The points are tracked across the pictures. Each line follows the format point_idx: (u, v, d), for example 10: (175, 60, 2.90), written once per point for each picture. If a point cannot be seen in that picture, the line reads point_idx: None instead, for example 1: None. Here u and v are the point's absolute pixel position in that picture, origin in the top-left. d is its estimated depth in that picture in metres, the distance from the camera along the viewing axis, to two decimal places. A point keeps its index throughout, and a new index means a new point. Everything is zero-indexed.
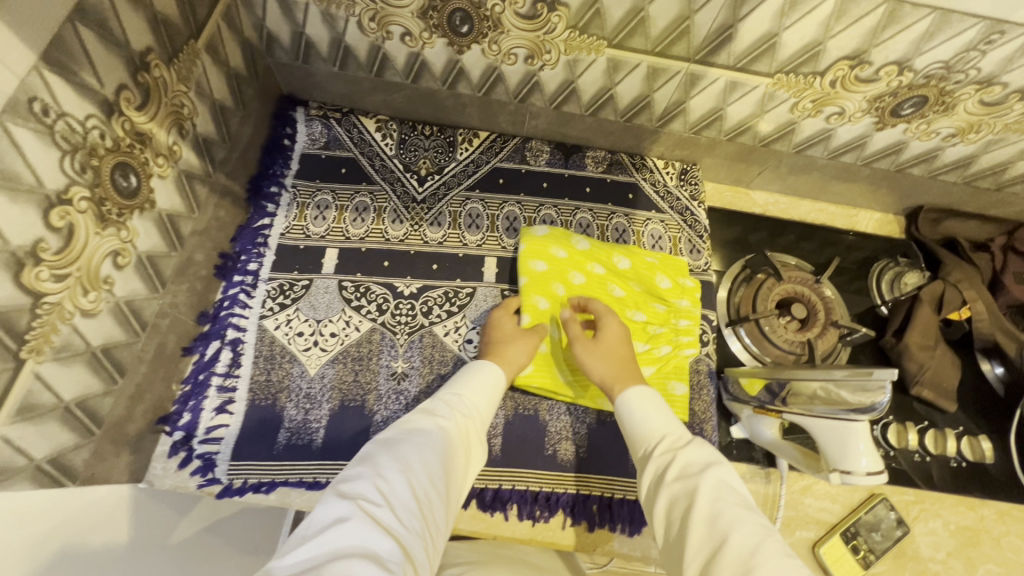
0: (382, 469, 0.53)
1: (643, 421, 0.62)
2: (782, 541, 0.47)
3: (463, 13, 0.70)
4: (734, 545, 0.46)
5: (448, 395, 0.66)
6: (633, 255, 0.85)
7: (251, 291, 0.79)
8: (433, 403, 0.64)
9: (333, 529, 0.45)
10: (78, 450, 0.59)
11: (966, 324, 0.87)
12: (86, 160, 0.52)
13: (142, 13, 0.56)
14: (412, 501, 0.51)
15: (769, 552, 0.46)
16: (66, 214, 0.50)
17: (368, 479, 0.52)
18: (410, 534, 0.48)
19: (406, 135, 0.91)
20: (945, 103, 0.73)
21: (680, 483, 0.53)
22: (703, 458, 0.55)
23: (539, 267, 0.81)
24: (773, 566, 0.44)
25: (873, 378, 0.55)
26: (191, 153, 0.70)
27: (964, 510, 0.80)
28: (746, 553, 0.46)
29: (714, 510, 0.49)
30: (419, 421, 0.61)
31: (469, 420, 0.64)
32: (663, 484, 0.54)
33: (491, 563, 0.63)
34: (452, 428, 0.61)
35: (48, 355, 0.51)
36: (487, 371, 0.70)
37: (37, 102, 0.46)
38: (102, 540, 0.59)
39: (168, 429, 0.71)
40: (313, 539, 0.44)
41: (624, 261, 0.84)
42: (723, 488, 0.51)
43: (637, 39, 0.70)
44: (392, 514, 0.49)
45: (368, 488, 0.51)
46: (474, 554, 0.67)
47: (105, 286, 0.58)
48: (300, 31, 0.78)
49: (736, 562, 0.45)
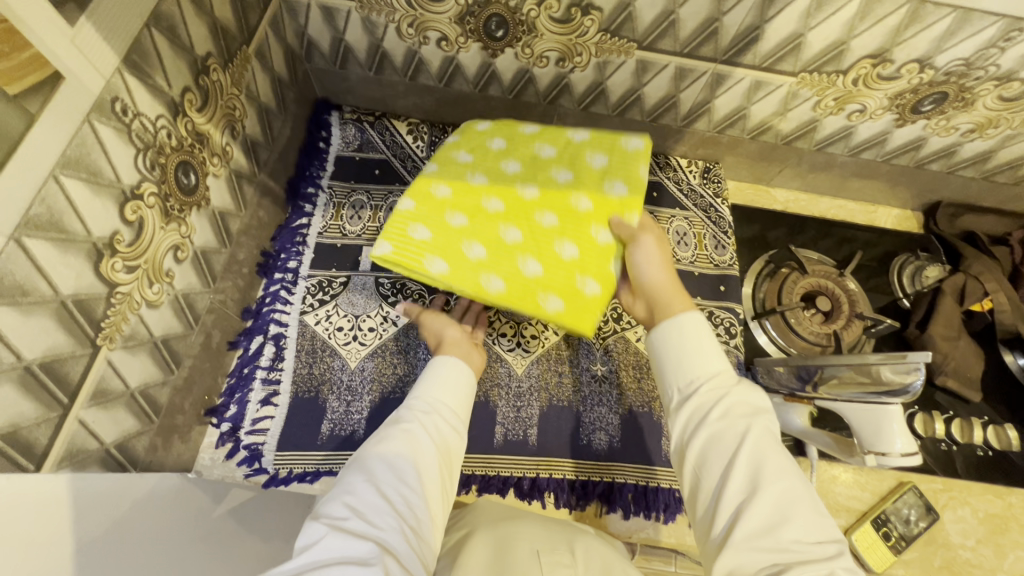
0: (357, 482, 0.52)
1: (697, 353, 0.59)
2: (815, 495, 0.50)
3: (500, 18, 0.73)
4: (778, 495, 0.48)
5: (412, 399, 0.64)
6: (547, 139, 0.73)
7: (291, 288, 0.82)
8: (398, 411, 0.63)
9: (307, 548, 0.44)
10: (139, 436, 0.62)
11: (988, 316, 0.89)
12: (155, 158, 0.55)
13: (205, 20, 0.59)
14: (385, 503, 0.50)
15: (807, 506, 0.48)
16: (137, 209, 0.53)
17: (339, 494, 0.51)
18: (388, 534, 0.47)
19: (437, 138, 0.94)
20: (965, 99, 0.75)
21: (725, 422, 0.53)
22: (751, 405, 0.55)
23: (627, 190, 0.67)
24: (810, 520, 0.47)
25: (907, 360, 0.56)
26: (240, 153, 0.73)
27: (992, 498, 0.81)
28: (787, 503, 0.48)
29: (760, 459, 0.50)
30: (384, 431, 0.59)
31: (442, 415, 0.63)
32: (705, 421, 0.54)
33: (513, 517, 0.66)
34: (419, 427, 0.60)
35: (118, 342, 0.54)
36: (450, 364, 0.68)
37: (119, 102, 0.49)
38: (165, 517, 0.59)
39: (215, 421, 0.74)
40: (296, 556, 0.44)
41: (547, 150, 0.72)
42: (769, 436, 0.52)
43: (666, 41, 0.73)
44: (375, 521, 0.48)
45: (336, 503, 0.50)
46: (503, 509, 0.70)
47: (166, 279, 0.60)
48: (340, 37, 0.81)
49: (774, 509, 0.48)
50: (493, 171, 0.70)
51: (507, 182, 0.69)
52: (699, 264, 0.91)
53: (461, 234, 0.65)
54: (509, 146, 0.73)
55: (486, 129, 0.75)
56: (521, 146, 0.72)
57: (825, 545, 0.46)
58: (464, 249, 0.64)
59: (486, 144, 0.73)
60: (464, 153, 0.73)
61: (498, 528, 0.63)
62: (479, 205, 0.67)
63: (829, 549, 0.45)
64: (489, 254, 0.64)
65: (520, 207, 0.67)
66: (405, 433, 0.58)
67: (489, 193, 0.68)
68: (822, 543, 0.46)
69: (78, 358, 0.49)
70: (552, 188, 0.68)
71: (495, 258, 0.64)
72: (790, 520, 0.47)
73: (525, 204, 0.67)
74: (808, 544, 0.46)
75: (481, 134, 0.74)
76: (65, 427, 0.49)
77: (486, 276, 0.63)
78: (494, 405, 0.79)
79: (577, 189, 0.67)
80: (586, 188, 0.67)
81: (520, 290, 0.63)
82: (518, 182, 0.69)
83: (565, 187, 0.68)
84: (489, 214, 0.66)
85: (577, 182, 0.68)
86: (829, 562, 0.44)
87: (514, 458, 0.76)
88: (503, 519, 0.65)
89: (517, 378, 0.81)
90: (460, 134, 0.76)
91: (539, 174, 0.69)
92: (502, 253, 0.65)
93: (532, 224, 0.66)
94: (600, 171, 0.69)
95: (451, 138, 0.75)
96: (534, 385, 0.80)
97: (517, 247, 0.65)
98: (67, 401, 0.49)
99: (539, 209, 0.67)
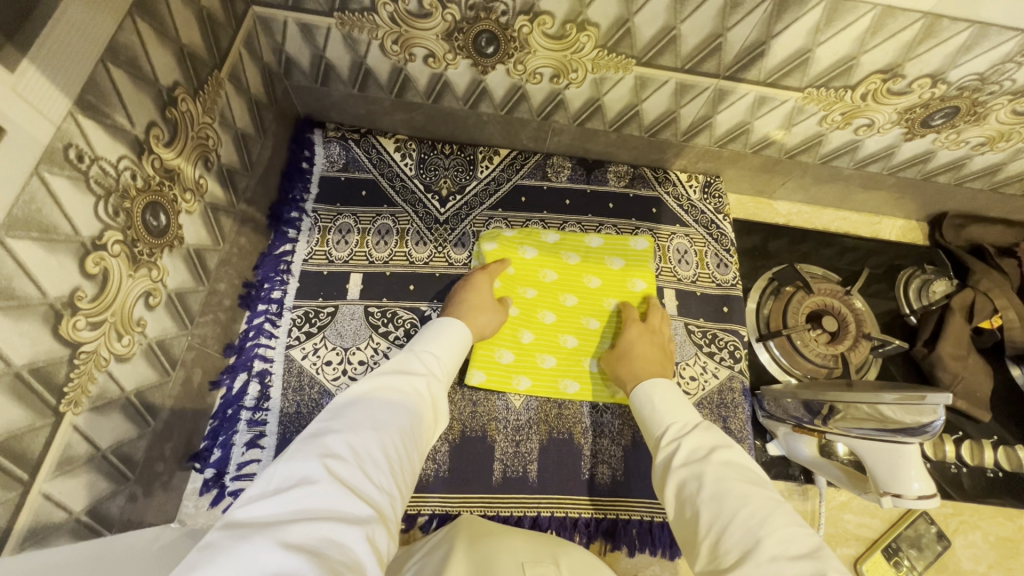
0: (361, 424, 0.50)
1: (661, 412, 0.64)
2: (790, 512, 0.49)
3: (490, 35, 0.69)
4: (743, 517, 0.48)
5: (422, 356, 0.63)
6: (579, 248, 0.84)
7: (275, 320, 0.78)
8: (405, 359, 0.62)
9: (294, 490, 0.42)
10: (112, 496, 0.58)
11: (997, 333, 0.85)
12: (119, 203, 0.51)
13: (170, 48, 0.55)
14: (384, 457, 0.48)
15: (777, 520, 0.47)
16: (100, 260, 0.49)
17: (339, 430, 0.49)
18: (380, 495, 0.45)
19: (426, 155, 0.89)
20: (977, 113, 0.72)
21: (687, 469, 0.55)
22: (709, 441, 0.58)
23: (644, 287, 0.83)
24: (781, 536, 0.46)
25: (926, 401, 0.56)
26: (216, 185, 0.69)
27: (1002, 521, 0.79)
28: (753, 522, 0.47)
29: (719, 491, 0.51)
30: (387, 374, 0.58)
31: (439, 378, 0.63)
32: (669, 472, 0.57)
33: (495, 535, 0.63)
34: (423, 385, 0.59)
35: (84, 406, 0.51)
36: (451, 328, 0.69)
37: (72, 149, 0.45)
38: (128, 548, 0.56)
39: (199, 466, 0.70)
40: (279, 495, 0.41)
41: (572, 257, 0.83)
42: (728, 468, 0.54)
43: (667, 57, 0.69)
44: (368, 477, 0.46)
45: (336, 438, 0.47)
46: (490, 525, 0.67)
47: (138, 328, 0.57)
48: (320, 55, 0.76)
49: (744, 535, 0.47)
50: (535, 282, 0.82)
51: (550, 291, 0.81)
52: (700, 283, 0.88)
53: (533, 350, 0.79)
54: (540, 255, 0.83)
55: (514, 235, 0.84)
56: (549, 253, 0.83)
57: (805, 557, 0.43)
58: (538, 359, 0.78)
59: (519, 253, 0.82)
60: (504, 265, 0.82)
61: (477, 546, 0.60)
62: (536, 317, 0.80)
63: (810, 563, 0.43)
64: (558, 361, 0.79)
65: (570, 318, 0.81)
66: (412, 386, 0.58)
67: (539, 304, 0.81)
68: (801, 558, 0.43)
69: (40, 430, 0.46)
70: (587, 292, 0.82)
71: (566, 364, 0.79)
72: (763, 539, 0.45)
73: (573, 314, 0.81)
74: (786, 561, 0.43)
75: (513, 240, 0.83)
76: (26, 505, 0.46)
77: (564, 381, 0.78)
78: (492, 440, 0.75)
79: (606, 292, 0.82)
80: (615, 288, 0.82)
81: (592, 387, 0.78)
82: (559, 293, 0.82)
83: (599, 292, 0.82)
84: (548, 326, 0.80)
85: (606, 287, 0.82)
86: None
87: (515, 496, 0.73)
88: (484, 536, 0.63)
89: (515, 412, 0.77)
90: (493, 240, 0.82)
91: (575, 284, 0.82)
92: (571, 359, 0.79)
93: (583, 330, 0.80)
94: (621, 272, 0.83)
95: (489, 246, 0.82)
96: (533, 418, 0.77)
97: (575, 351, 0.79)
98: (27, 477, 0.46)
99: (584, 314, 0.81)
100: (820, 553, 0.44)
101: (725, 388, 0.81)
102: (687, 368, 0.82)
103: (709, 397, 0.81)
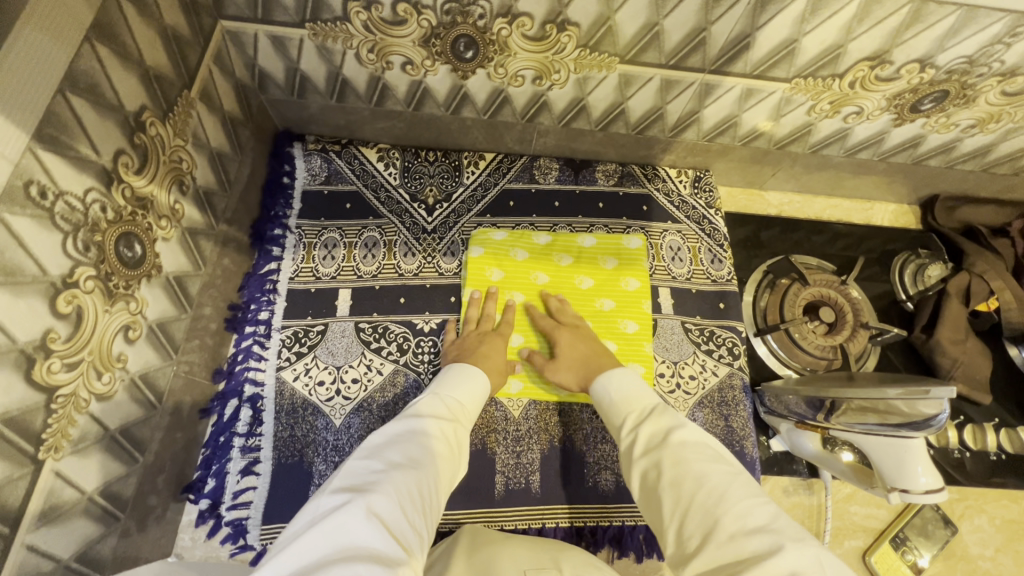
0: (397, 470, 0.51)
1: (617, 403, 0.64)
2: (747, 484, 0.49)
3: (468, 39, 0.67)
4: (701, 499, 0.48)
5: (446, 398, 0.64)
6: (573, 249, 0.84)
7: (264, 342, 0.76)
8: (429, 402, 0.63)
9: (336, 532, 0.42)
10: (103, 536, 0.57)
11: (994, 315, 0.86)
12: (89, 237, 0.49)
13: (134, 72, 0.53)
14: (417, 502, 0.49)
15: (734, 496, 0.47)
16: (73, 298, 0.47)
17: (378, 475, 0.50)
18: (412, 537, 0.46)
19: (410, 163, 0.87)
20: (966, 96, 0.71)
21: (647, 457, 0.55)
22: (665, 426, 0.57)
23: (638, 286, 0.82)
24: (738, 511, 0.46)
25: (930, 396, 0.54)
26: (193, 208, 0.67)
27: (1007, 503, 0.79)
28: (712, 502, 0.47)
29: (679, 474, 0.51)
30: (415, 419, 0.59)
31: (463, 424, 0.64)
32: (633, 461, 0.57)
33: (496, 543, 0.62)
34: (450, 431, 0.60)
35: (65, 451, 0.49)
36: (473, 372, 0.68)
37: (34, 185, 0.43)
38: None
39: (193, 497, 0.68)
40: (321, 535, 0.42)
41: (565, 258, 0.83)
42: (686, 448, 0.54)
43: (650, 54, 0.67)
44: (405, 521, 0.46)
45: (376, 483, 0.49)
46: (491, 532, 0.66)
47: (118, 364, 0.55)
48: (294, 67, 0.74)
49: (704, 517, 0.47)
50: (526, 286, 0.82)
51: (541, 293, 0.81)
52: (695, 280, 0.86)
53: (523, 352, 0.78)
54: (531, 257, 0.82)
55: (503, 238, 0.83)
56: (541, 255, 0.83)
57: (762, 531, 0.43)
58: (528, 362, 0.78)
59: (510, 256, 0.82)
60: (494, 269, 0.81)
61: (476, 555, 0.59)
62: (524, 320, 0.80)
63: (767, 537, 0.43)
64: None
65: None
66: (440, 429, 0.59)
67: (528, 307, 0.81)
68: (759, 532, 0.43)
69: (19, 480, 0.44)
70: (578, 295, 0.82)
71: None
72: (720, 518, 0.45)
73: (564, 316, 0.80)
74: (744, 538, 0.43)
75: (502, 244, 0.82)
76: (10, 559, 0.45)
77: None
78: (492, 453, 0.74)
79: (600, 292, 0.82)
80: (609, 288, 0.82)
81: None
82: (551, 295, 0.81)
83: (591, 293, 0.82)
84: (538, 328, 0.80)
85: (599, 287, 0.82)
86: (774, 558, 0.40)
87: (518, 508, 0.72)
88: (486, 545, 0.61)
89: (514, 422, 0.75)
90: (480, 245, 0.82)
91: (567, 285, 0.82)
92: None
93: None
94: (614, 272, 0.82)
95: (475, 251, 0.81)
96: (533, 427, 0.75)
97: None
98: (8, 531, 0.44)
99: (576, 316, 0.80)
100: (774, 526, 0.44)
101: (725, 386, 0.80)
102: (686, 367, 0.81)
103: (709, 395, 0.80)
